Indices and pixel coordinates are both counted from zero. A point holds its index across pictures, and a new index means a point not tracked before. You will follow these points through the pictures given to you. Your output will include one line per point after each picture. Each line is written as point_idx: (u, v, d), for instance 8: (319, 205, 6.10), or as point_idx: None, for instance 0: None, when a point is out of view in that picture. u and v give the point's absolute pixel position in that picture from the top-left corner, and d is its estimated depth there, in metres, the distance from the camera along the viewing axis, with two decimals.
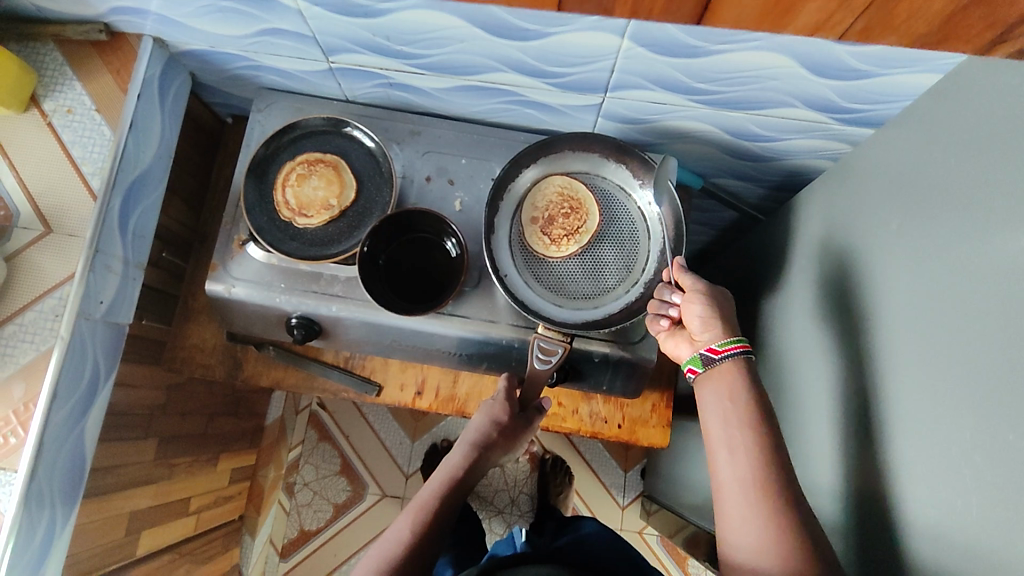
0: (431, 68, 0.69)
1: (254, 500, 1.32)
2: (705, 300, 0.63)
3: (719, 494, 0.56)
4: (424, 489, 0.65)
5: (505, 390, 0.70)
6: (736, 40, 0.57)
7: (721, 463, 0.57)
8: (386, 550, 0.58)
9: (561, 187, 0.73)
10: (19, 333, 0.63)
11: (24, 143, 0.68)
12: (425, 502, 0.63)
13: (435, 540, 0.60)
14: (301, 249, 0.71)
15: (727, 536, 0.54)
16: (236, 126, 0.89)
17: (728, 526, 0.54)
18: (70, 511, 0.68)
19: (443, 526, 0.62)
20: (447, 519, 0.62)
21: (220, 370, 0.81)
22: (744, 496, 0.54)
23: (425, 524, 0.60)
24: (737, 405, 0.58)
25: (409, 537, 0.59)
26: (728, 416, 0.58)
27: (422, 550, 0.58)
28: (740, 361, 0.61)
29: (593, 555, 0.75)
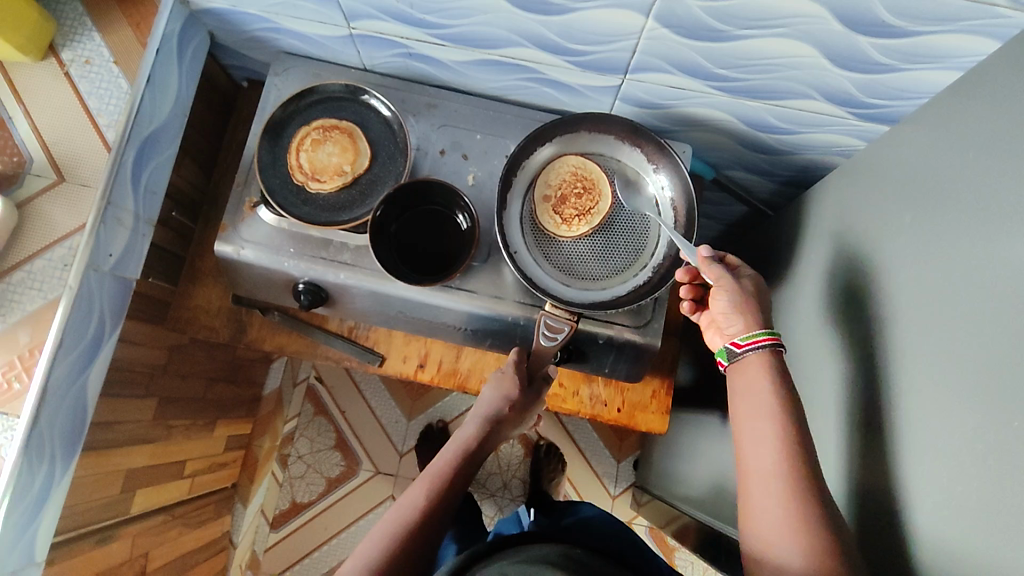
0: (453, 39, 0.69)
1: (248, 469, 1.32)
2: (731, 292, 0.63)
3: (744, 481, 0.57)
4: (437, 458, 0.65)
5: (515, 364, 0.71)
6: (761, 26, 0.57)
7: (750, 453, 0.57)
8: (401, 514, 0.59)
9: (575, 167, 0.73)
10: (28, 280, 0.63)
11: (41, 92, 0.67)
12: (437, 469, 0.63)
13: (448, 507, 0.61)
14: (313, 214, 0.71)
15: (749, 523, 0.55)
16: (251, 91, 0.89)
17: (751, 513, 0.55)
18: (70, 463, 0.67)
19: (457, 494, 0.62)
20: (460, 487, 0.63)
21: (224, 333, 0.81)
22: (772, 488, 0.54)
23: (440, 490, 0.61)
24: (771, 393, 0.58)
25: (424, 502, 0.60)
26: (755, 407, 0.58)
27: (437, 515, 0.59)
28: (765, 354, 0.60)
29: (593, 534, 0.76)
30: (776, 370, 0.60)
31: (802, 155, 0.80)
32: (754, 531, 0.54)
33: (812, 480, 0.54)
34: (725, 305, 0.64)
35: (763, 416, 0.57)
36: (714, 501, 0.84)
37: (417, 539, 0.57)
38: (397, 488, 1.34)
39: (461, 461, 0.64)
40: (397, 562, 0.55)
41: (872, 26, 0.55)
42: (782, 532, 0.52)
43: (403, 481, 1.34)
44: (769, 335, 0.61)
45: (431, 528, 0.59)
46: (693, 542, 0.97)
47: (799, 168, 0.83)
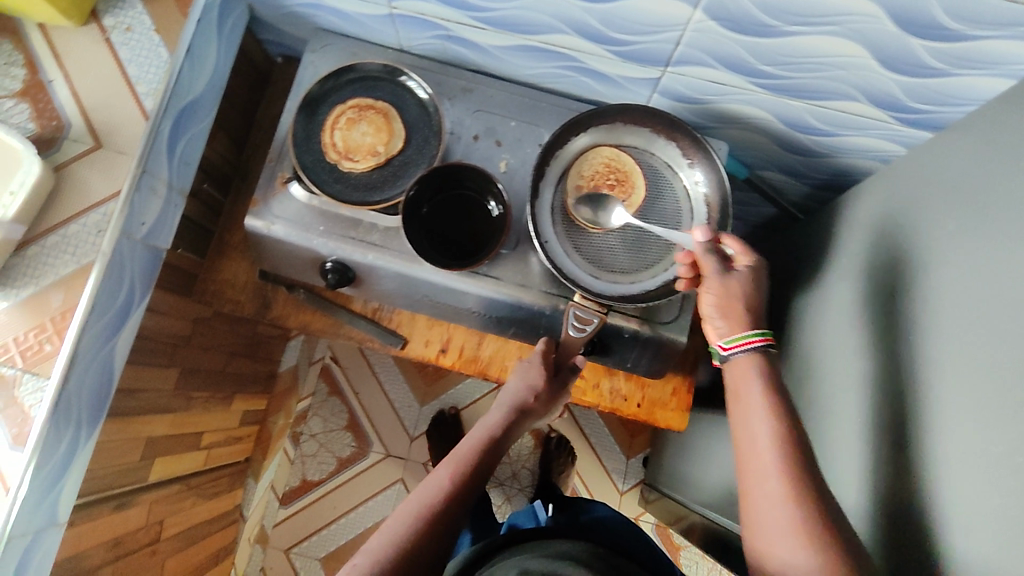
0: (493, 23, 0.68)
1: (262, 444, 1.31)
2: (719, 291, 0.62)
3: (745, 485, 0.56)
4: (462, 444, 0.66)
5: (542, 354, 0.70)
6: (811, 22, 0.56)
7: (748, 458, 0.56)
8: (426, 496, 0.59)
9: (609, 158, 0.73)
10: (62, 244, 0.64)
11: (82, 58, 0.68)
12: (462, 454, 0.64)
13: (471, 492, 0.61)
14: (346, 191, 0.70)
15: (756, 532, 0.54)
16: (286, 66, 0.88)
17: (757, 522, 0.54)
18: (94, 428, 0.68)
19: (480, 478, 0.63)
20: (484, 473, 0.63)
21: (249, 308, 0.81)
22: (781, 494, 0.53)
23: (464, 475, 0.62)
24: (763, 393, 0.58)
25: (448, 487, 0.60)
26: (758, 409, 0.57)
27: (461, 500, 0.60)
28: (756, 355, 0.60)
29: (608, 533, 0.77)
30: (768, 370, 0.59)
31: (839, 158, 0.78)
32: (762, 540, 0.53)
33: (813, 478, 0.53)
34: (714, 304, 0.62)
35: (758, 419, 0.56)
36: (727, 502, 0.83)
37: (440, 523, 0.58)
38: (406, 472, 1.35)
39: (485, 448, 0.65)
40: (420, 545, 0.56)
41: (928, 28, 0.54)
42: (791, 535, 0.51)
43: (412, 465, 1.35)
44: (762, 336, 0.60)
45: (454, 512, 0.59)
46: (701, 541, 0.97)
47: (835, 172, 0.82)
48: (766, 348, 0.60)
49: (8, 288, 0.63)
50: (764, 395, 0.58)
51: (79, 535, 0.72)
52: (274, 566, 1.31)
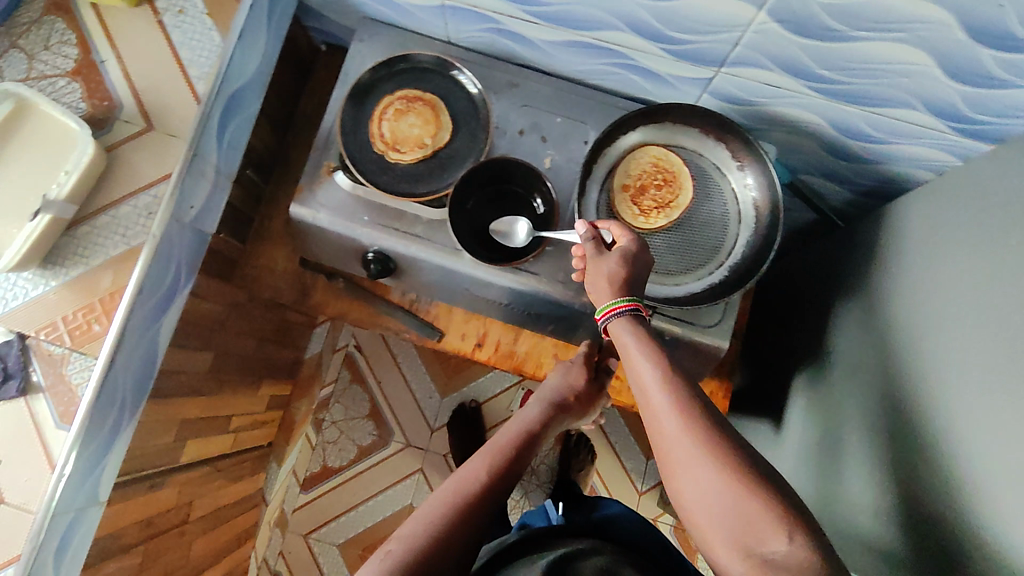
0: (547, 18, 0.68)
1: (284, 430, 1.32)
2: (595, 270, 0.61)
3: (662, 458, 0.51)
4: (499, 434, 0.64)
5: (585, 356, 0.72)
6: (878, 28, 0.55)
7: (652, 415, 0.52)
8: (463, 485, 0.58)
9: (657, 158, 0.72)
10: (112, 225, 0.65)
11: (135, 39, 0.68)
12: (499, 443, 0.62)
13: (507, 484, 0.60)
14: (392, 182, 0.71)
15: (681, 494, 0.49)
16: (329, 55, 0.88)
17: (678, 482, 0.49)
18: (137, 409, 0.69)
19: (517, 471, 0.61)
20: (521, 466, 0.62)
21: (289, 294, 0.82)
22: (689, 456, 0.48)
23: (502, 466, 0.60)
24: (644, 348, 0.55)
25: (486, 478, 0.59)
26: (642, 371, 0.54)
27: (498, 491, 0.58)
28: (623, 321, 0.58)
29: (625, 537, 0.76)
30: (641, 333, 0.56)
31: (888, 166, 0.77)
32: (688, 500, 0.48)
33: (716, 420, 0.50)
34: (594, 284, 0.61)
35: (646, 372, 0.53)
36: None
37: (476, 512, 0.56)
38: (426, 463, 1.35)
39: (524, 440, 0.63)
40: (457, 531, 0.55)
41: (999, 39, 0.53)
42: (719, 496, 0.46)
43: (432, 456, 1.35)
44: (629, 302, 0.58)
45: (490, 501, 0.58)
46: None
47: (882, 180, 0.80)
48: (636, 314, 0.58)
49: (57, 266, 0.64)
50: (643, 348, 0.55)
51: (116, 514, 0.72)
52: (293, 550, 1.32)
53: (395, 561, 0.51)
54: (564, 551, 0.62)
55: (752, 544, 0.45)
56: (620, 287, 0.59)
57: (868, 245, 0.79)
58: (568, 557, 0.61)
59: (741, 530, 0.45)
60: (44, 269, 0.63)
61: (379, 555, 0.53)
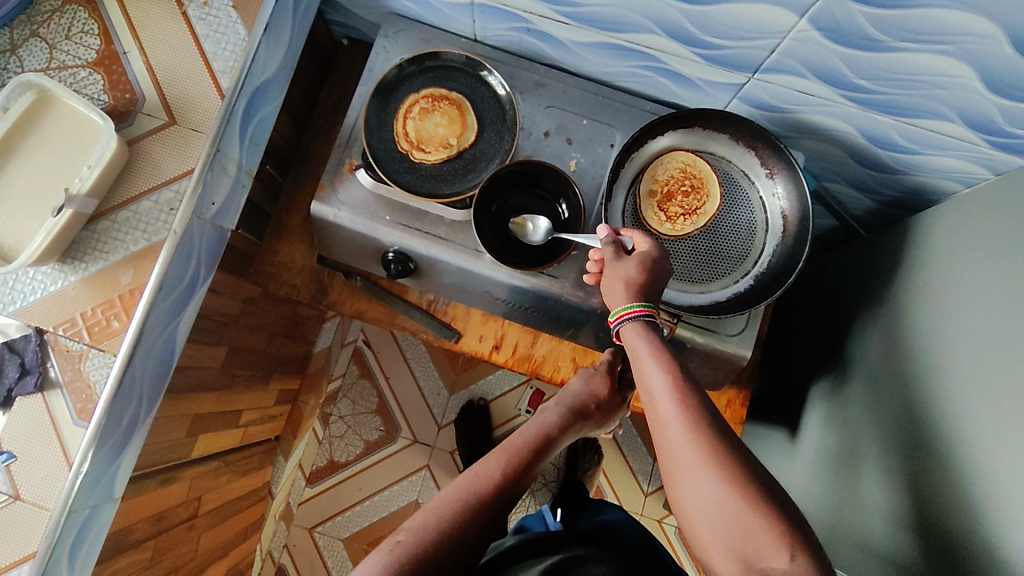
0: (578, 19, 0.66)
1: (293, 423, 1.33)
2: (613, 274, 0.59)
3: (664, 463, 0.50)
4: (514, 433, 0.63)
5: (608, 364, 0.71)
6: (924, 40, 0.54)
7: (658, 418, 0.51)
8: (476, 482, 0.57)
9: (685, 164, 0.71)
10: (133, 219, 0.64)
11: (158, 30, 0.67)
12: (516, 444, 0.61)
13: (519, 485, 0.59)
14: (416, 182, 0.70)
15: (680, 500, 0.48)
16: (351, 49, 0.87)
17: (680, 487, 0.48)
18: (153, 406, 0.68)
19: (529, 472, 0.60)
20: (534, 468, 0.61)
21: (305, 292, 0.81)
22: (691, 461, 0.47)
23: (518, 467, 0.59)
24: (654, 350, 0.54)
25: (500, 477, 0.58)
26: (648, 375, 0.53)
27: (509, 491, 0.58)
28: (636, 325, 0.56)
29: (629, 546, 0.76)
30: (651, 336, 0.55)
31: (917, 178, 0.76)
32: (690, 507, 0.47)
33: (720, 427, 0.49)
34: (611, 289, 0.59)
35: (653, 375, 0.52)
36: None
37: (487, 510, 0.56)
38: (432, 459, 1.35)
39: (539, 442, 0.62)
40: (468, 528, 0.54)
41: None
42: (720, 504, 0.45)
43: (439, 453, 1.35)
44: (643, 307, 0.56)
45: (502, 501, 0.57)
46: None
47: (908, 190, 0.79)
48: (650, 320, 0.57)
49: (77, 261, 0.63)
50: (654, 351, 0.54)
51: (129, 509, 0.72)
52: (298, 543, 1.32)
53: (405, 553, 0.51)
54: (562, 556, 0.61)
55: (752, 557, 0.44)
56: (636, 293, 0.58)
57: (893, 256, 0.78)
58: (567, 561, 0.60)
59: (741, 542, 0.44)
60: (63, 263, 0.63)
61: (387, 546, 0.52)
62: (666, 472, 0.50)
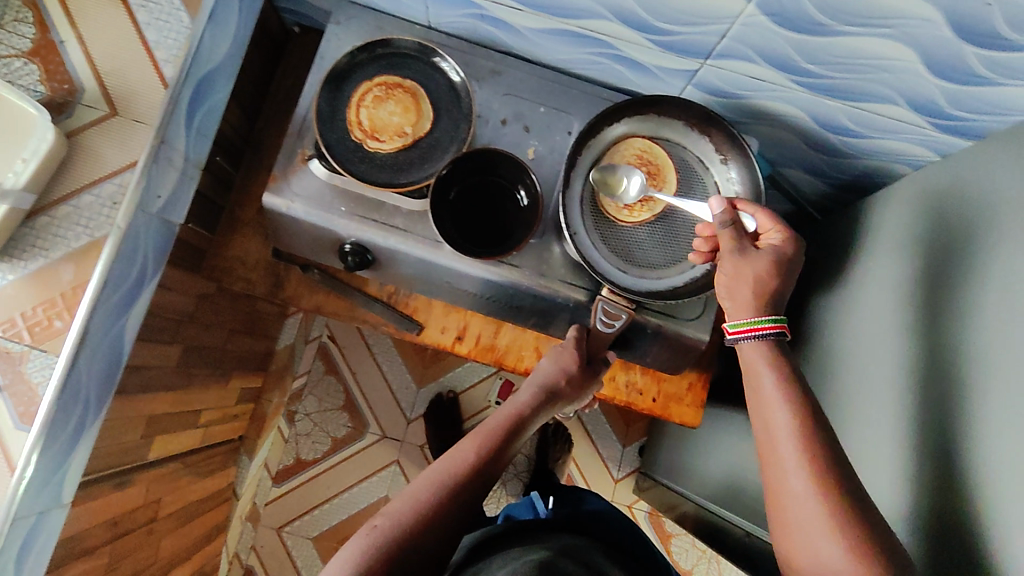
0: (532, 5, 0.66)
1: (255, 423, 1.30)
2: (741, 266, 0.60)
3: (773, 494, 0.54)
4: (490, 419, 0.63)
5: (576, 340, 0.70)
6: (867, 24, 0.55)
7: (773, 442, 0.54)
8: (452, 466, 0.57)
9: (641, 150, 0.71)
10: (74, 215, 0.61)
11: (96, 17, 0.64)
12: (490, 428, 0.61)
13: (495, 467, 0.59)
14: (371, 172, 0.68)
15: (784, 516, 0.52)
16: (303, 37, 0.85)
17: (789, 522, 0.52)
18: (101, 408, 0.66)
19: (505, 456, 0.60)
20: (509, 451, 0.61)
21: (261, 286, 0.79)
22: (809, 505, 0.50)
23: (492, 451, 0.59)
24: (774, 379, 0.56)
25: (474, 460, 0.58)
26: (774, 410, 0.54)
27: (486, 475, 0.57)
28: (765, 343, 0.58)
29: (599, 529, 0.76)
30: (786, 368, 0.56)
31: (868, 161, 0.78)
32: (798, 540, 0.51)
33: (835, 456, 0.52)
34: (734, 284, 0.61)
35: (776, 410, 0.54)
36: (739, 497, 0.85)
37: (464, 495, 0.55)
38: (402, 454, 1.34)
39: (514, 425, 0.62)
40: (441, 513, 0.54)
41: (984, 37, 0.53)
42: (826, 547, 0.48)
43: (408, 447, 1.34)
44: (774, 324, 0.58)
45: (478, 486, 0.57)
46: (693, 528, 1.06)
47: (859, 174, 0.81)
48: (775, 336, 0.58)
49: (14, 259, 0.60)
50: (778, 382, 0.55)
51: (82, 514, 0.70)
52: (266, 543, 1.30)
53: (377, 539, 0.51)
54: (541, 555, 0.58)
55: None
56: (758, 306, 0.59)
57: (848, 238, 0.80)
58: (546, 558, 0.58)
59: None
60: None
61: (364, 531, 0.52)
62: (773, 489, 0.54)
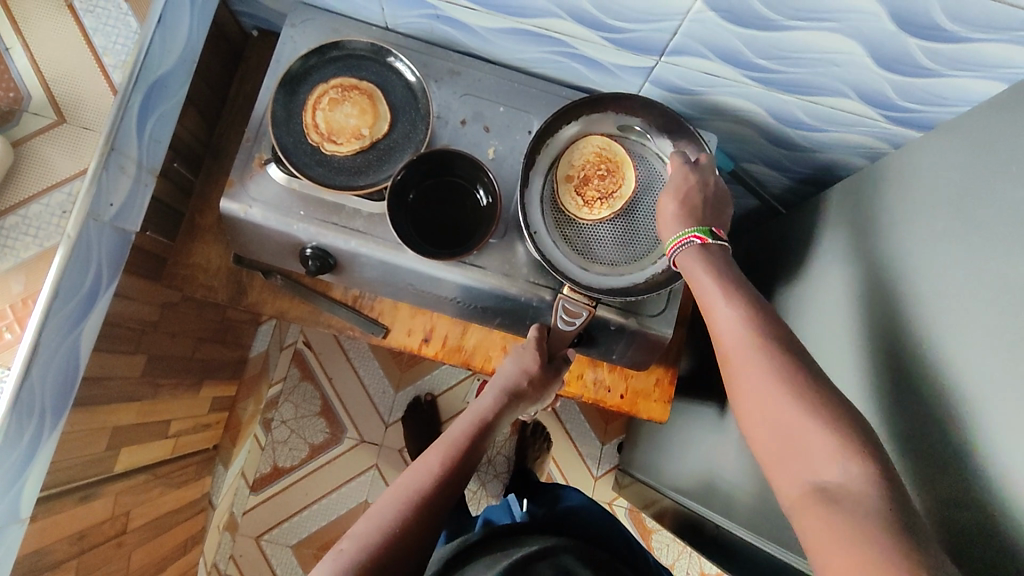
0: (485, 5, 0.66)
1: (230, 432, 1.30)
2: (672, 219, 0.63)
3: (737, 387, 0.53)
4: (453, 427, 0.62)
5: (537, 340, 0.70)
6: (811, 17, 0.55)
7: (730, 348, 0.54)
8: (417, 479, 0.56)
9: (599, 147, 0.71)
10: (21, 225, 0.60)
11: (41, 23, 0.63)
12: (454, 437, 0.61)
13: (462, 476, 0.58)
14: (328, 175, 0.68)
15: (761, 436, 0.50)
16: (261, 41, 0.84)
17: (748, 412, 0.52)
18: (58, 421, 0.65)
19: (471, 463, 0.60)
20: (474, 458, 0.60)
21: (223, 293, 0.79)
22: (749, 369, 0.52)
23: (457, 460, 0.58)
24: (710, 267, 0.59)
25: (439, 471, 0.57)
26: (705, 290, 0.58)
27: (453, 485, 0.57)
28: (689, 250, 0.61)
29: (570, 524, 0.77)
30: (710, 261, 0.60)
31: (826, 154, 0.78)
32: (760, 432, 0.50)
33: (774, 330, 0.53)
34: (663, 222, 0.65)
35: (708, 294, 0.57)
36: (710, 491, 0.86)
37: (432, 508, 0.55)
38: (381, 458, 1.33)
39: (478, 431, 0.62)
40: (411, 528, 0.53)
41: (925, 28, 0.54)
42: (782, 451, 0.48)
43: (386, 451, 1.34)
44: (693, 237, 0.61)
45: (446, 496, 0.56)
46: (670, 524, 1.06)
47: (819, 167, 0.82)
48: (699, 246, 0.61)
49: None
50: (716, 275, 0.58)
51: (44, 530, 0.68)
52: (243, 553, 1.29)
53: (349, 560, 0.49)
54: (510, 563, 0.59)
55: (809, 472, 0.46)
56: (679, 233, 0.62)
57: (810, 231, 0.80)
58: (515, 562, 0.59)
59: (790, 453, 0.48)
60: None
61: (332, 555, 0.51)
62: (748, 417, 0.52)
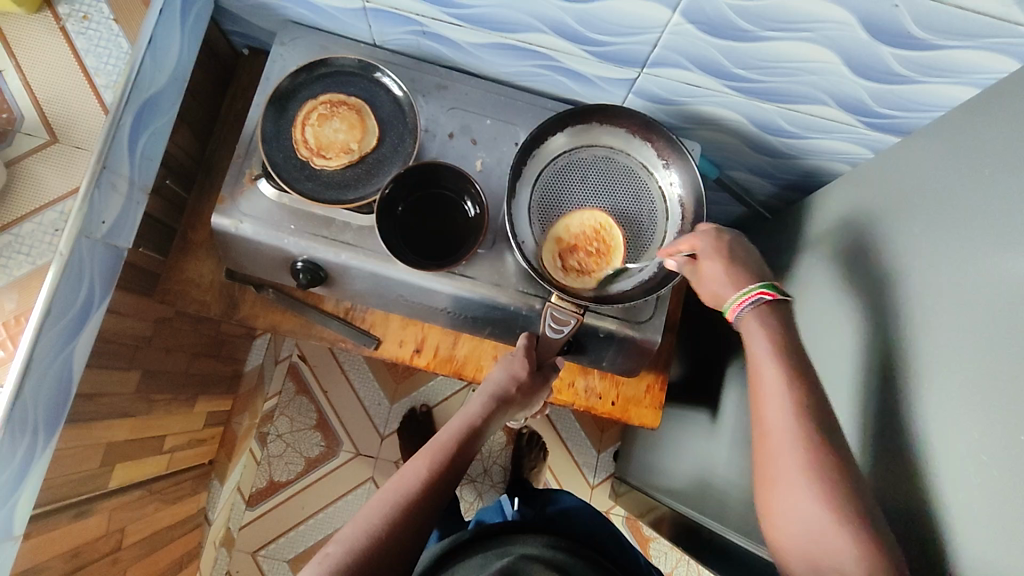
0: (470, 21, 0.67)
1: (226, 446, 1.29)
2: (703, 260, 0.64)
3: (763, 455, 0.55)
4: (442, 433, 0.63)
5: (525, 347, 0.71)
6: (788, 28, 0.57)
7: (771, 423, 0.55)
8: (405, 484, 0.56)
9: (600, 225, 0.71)
10: (14, 244, 0.61)
11: (35, 47, 0.64)
12: (443, 442, 0.61)
13: (449, 481, 0.59)
14: (317, 190, 0.69)
15: (777, 500, 0.53)
16: (252, 59, 0.86)
17: (776, 491, 0.54)
18: (51, 437, 0.65)
19: (458, 468, 0.60)
20: (461, 463, 0.61)
21: (215, 308, 0.79)
22: (790, 455, 0.53)
23: (444, 464, 0.59)
24: (771, 350, 0.58)
25: (427, 476, 0.57)
26: (765, 356, 0.58)
27: (440, 490, 0.57)
28: (760, 308, 0.60)
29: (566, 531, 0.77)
30: (770, 324, 0.60)
31: (809, 161, 0.80)
32: (779, 511, 0.53)
33: (817, 408, 0.55)
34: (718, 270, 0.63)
35: (765, 362, 0.57)
36: (703, 497, 0.86)
37: (417, 513, 0.55)
38: (377, 471, 1.33)
39: (467, 436, 0.62)
40: (397, 532, 0.53)
41: (896, 36, 0.55)
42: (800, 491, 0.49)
43: (382, 463, 1.34)
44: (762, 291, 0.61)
45: (433, 502, 0.57)
46: (666, 530, 1.06)
47: (803, 173, 0.83)
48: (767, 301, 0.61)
49: None
50: (775, 349, 0.58)
51: (36, 547, 0.68)
52: (240, 569, 1.28)
53: (334, 565, 0.50)
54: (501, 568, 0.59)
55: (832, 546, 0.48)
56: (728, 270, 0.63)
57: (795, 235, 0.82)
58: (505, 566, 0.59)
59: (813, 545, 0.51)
60: None
61: (318, 558, 0.52)
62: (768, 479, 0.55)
